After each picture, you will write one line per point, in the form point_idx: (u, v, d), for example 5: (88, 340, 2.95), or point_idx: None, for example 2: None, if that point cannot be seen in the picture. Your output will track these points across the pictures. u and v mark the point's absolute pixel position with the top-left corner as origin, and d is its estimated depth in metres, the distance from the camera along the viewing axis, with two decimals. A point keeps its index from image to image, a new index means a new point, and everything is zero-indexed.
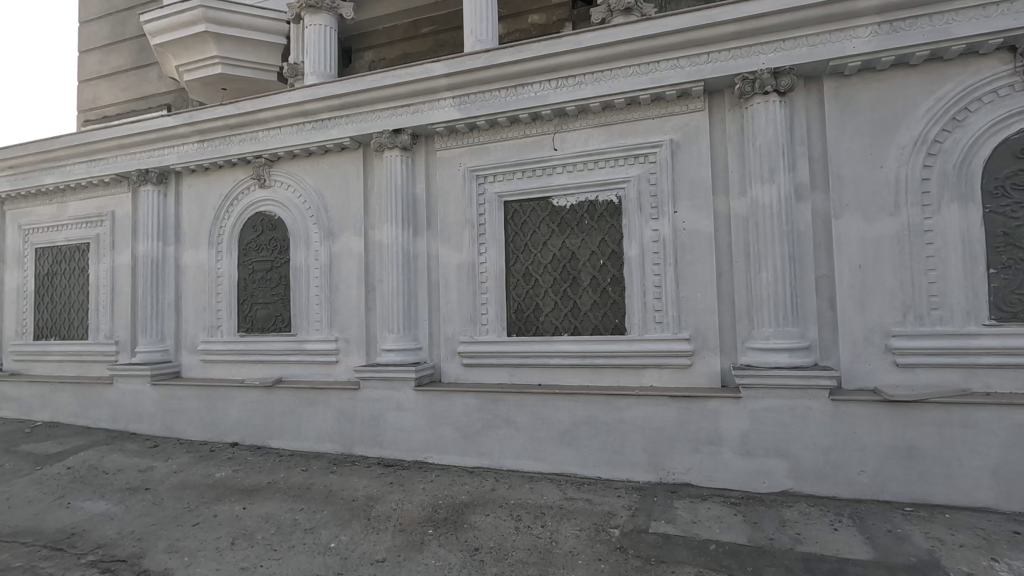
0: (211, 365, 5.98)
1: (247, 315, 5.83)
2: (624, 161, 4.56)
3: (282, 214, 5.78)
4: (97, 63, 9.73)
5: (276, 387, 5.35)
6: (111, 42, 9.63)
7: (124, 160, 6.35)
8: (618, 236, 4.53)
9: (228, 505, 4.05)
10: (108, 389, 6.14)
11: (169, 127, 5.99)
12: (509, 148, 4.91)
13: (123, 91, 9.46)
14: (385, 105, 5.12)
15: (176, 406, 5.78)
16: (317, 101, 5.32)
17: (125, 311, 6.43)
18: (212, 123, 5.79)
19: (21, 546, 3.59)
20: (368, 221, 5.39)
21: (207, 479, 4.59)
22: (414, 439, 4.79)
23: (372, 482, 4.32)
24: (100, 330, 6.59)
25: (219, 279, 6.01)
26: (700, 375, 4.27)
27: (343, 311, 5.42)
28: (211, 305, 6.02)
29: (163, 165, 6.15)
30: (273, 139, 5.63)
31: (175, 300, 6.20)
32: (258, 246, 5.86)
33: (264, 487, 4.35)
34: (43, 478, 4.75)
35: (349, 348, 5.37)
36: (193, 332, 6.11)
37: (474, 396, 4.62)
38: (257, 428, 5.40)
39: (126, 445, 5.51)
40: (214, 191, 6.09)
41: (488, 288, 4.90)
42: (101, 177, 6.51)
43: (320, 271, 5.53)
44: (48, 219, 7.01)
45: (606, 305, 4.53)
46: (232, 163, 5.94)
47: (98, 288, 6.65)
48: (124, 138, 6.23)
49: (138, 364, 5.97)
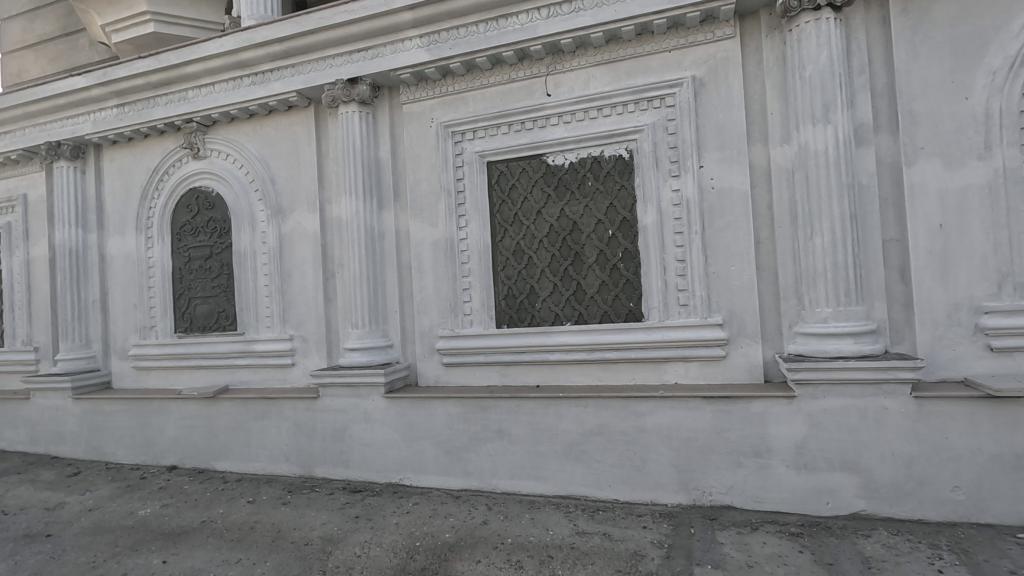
0: (146, 373, 5.03)
1: (185, 312, 4.88)
2: (635, 106, 3.66)
3: (221, 189, 4.80)
4: (19, 31, 8.43)
5: (219, 399, 4.43)
6: (32, 5, 8.35)
7: (32, 132, 5.33)
8: (630, 199, 3.65)
9: (144, 558, 3.15)
10: (25, 405, 5.19)
11: (80, 89, 4.97)
12: (492, 98, 3.98)
13: (49, 61, 8.21)
14: (337, 50, 4.14)
15: (104, 424, 4.84)
16: (254, 48, 4.33)
17: (44, 312, 5.46)
18: (130, 83, 4.79)
19: None
20: (322, 194, 4.45)
21: (127, 519, 3.68)
22: (386, 458, 3.92)
23: (333, 518, 3.44)
24: (16, 335, 5.60)
25: (150, 270, 5.04)
26: (737, 368, 3.43)
27: (298, 304, 4.50)
28: (142, 302, 5.05)
29: (77, 136, 5.13)
30: (205, 98, 4.64)
31: (101, 298, 5.23)
32: (194, 228, 4.89)
33: (197, 529, 3.45)
34: None
35: (306, 348, 4.47)
36: (123, 335, 5.15)
37: (457, 403, 3.75)
38: (199, 448, 4.49)
39: (40, 474, 4.58)
40: (141, 165, 5.11)
41: (471, 269, 4.00)
42: (7, 154, 5.49)
43: (268, 256, 4.59)
44: None
45: (616, 286, 3.66)
46: (158, 130, 4.95)
47: (12, 286, 5.65)
48: (29, 105, 5.20)
49: (57, 375, 5.02)
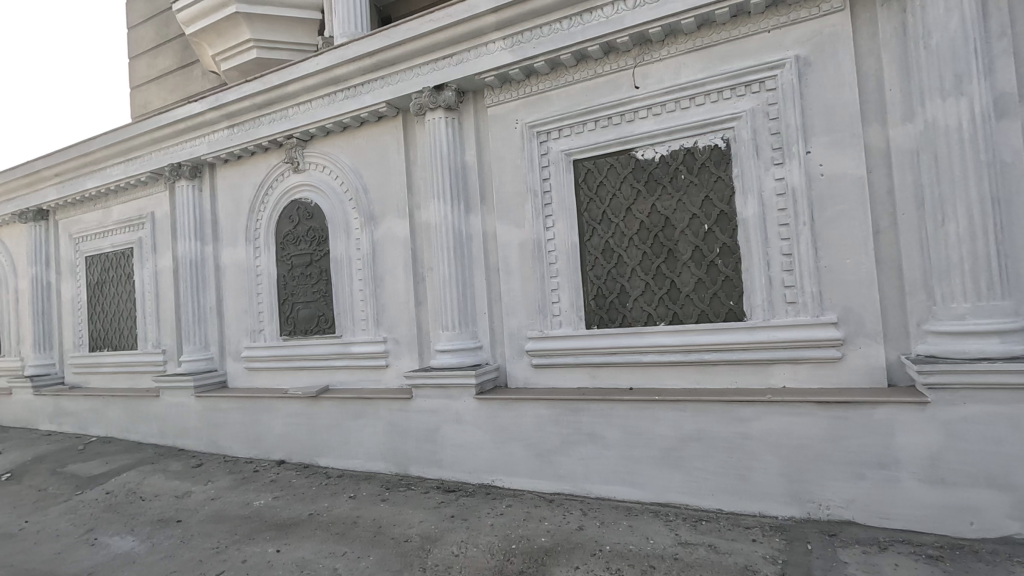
0: (256, 374, 5.41)
1: (289, 316, 5.20)
2: (731, 92, 3.45)
3: (319, 200, 5.08)
4: (145, 67, 9.41)
5: (320, 399, 4.68)
6: (154, 43, 9.29)
7: (157, 156, 5.92)
8: (727, 191, 3.45)
9: (260, 546, 3.36)
10: (155, 403, 5.76)
11: (197, 114, 5.45)
12: (576, 95, 3.91)
13: (169, 92, 9.10)
14: (424, 59, 4.25)
15: (221, 420, 5.26)
16: (346, 64, 4.54)
17: (169, 318, 6.03)
18: (239, 105, 5.18)
19: None
20: (412, 200, 4.58)
21: (244, 509, 3.96)
22: (477, 459, 3.95)
23: (429, 516, 3.51)
24: (147, 339, 6.24)
25: (258, 278, 5.43)
26: (855, 371, 3.13)
27: (391, 307, 4.66)
28: (252, 308, 5.44)
29: (195, 157, 5.63)
30: (303, 114, 4.92)
31: (216, 304, 5.69)
32: (296, 237, 5.21)
33: (305, 521, 3.65)
34: (79, 507, 4.34)
35: (399, 350, 4.61)
36: (236, 339, 5.58)
37: (548, 405, 3.70)
38: (304, 445, 4.76)
39: (170, 464, 5.05)
40: (248, 181, 5.51)
41: (559, 269, 3.95)
42: (138, 176, 6.13)
43: (363, 262, 4.79)
44: (95, 225, 6.76)
45: (714, 284, 3.47)
46: (263, 147, 5.32)
47: (144, 295, 6.30)
48: (155, 132, 5.78)
49: (181, 375, 5.51)
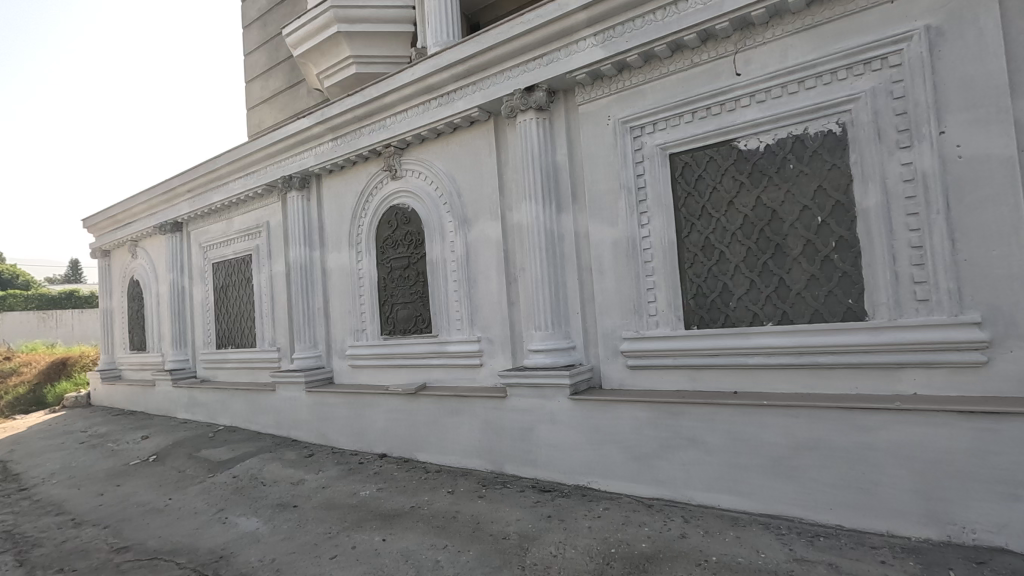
0: (359, 371, 5.74)
1: (389, 316, 5.46)
2: (846, 72, 3.17)
3: (415, 205, 5.28)
4: (259, 89, 10.30)
5: (419, 395, 4.86)
6: (266, 67, 10.13)
7: (272, 170, 6.45)
8: (844, 179, 3.17)
9: (368, 534, 3.55)
10: (272, 396, 6.27)
11: (305, 129, 5.88)
12: (671, 86, 3.77)
13: (279, 110, 9.89)
14: (515, 61, 4.29)
15: (329, 414, 5.63)
16: (440, 72, 4.69)
17: (283, 318, 6.55)
18: (342, 118, 5.52)
19: (173, 569, 3.43)
20: (504, 202, 4.64)
21: (352, 498, 4.21)
22: (572, 460, 3.92)
23: (526, 514, 3.54)
24: (265, 338, 6.81)
25: (360, 280, 5.75)
26: (1004, 378, 2.76)
27: (485, 307, 4.75)
28: (355, 309, 5.78)
29: (304, 169, 6.07)
30: (400, 123, 5.15)
31: (324, 305, 6.09)
32: (395, 241, 5.46)
33: (407, 513, 3.81)
34: (212, 489, 4.82)
35: (493, 349, 4.69)
36: (341, 338, 5.94)
37: (645, 408, 3.60)
38: (404, 439, 4.97)
39: (286, 453, 5.48)
40: (351, 189, 5.85)
41: (655, 268, 3.83)
42: (255, 189, 6.71)
43: (457, 264, 4.93)
44: (219, 235, 7.49)
45: (829, 281, 3.21)
46: (364, 157, 5.63)
47: (261, 297, 6.89)
48: (270, 148, 6.30)
49: (294, 371, 5.96)
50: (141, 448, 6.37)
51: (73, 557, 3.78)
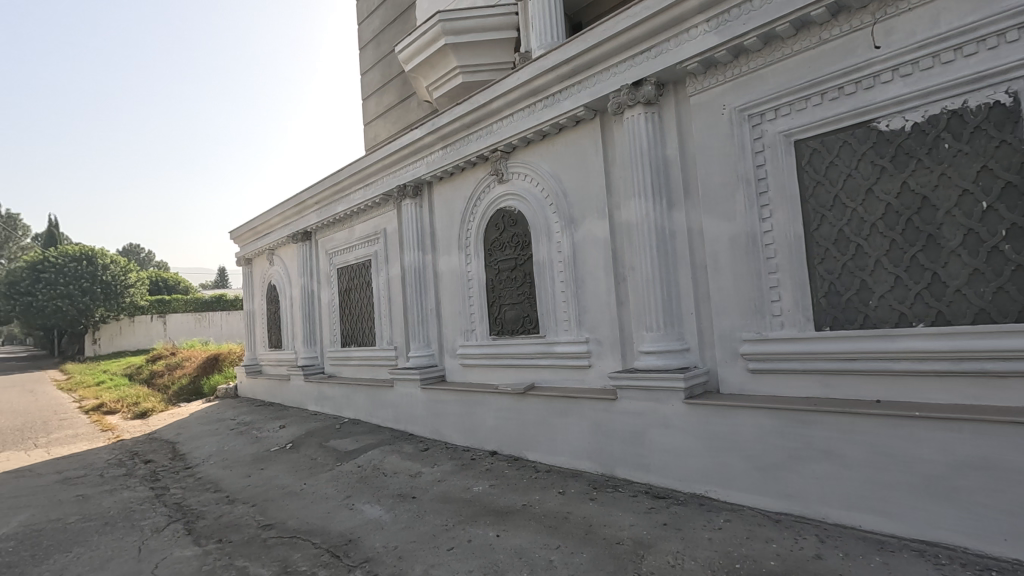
0: (470, 369, 5.93)
1: (498, 317, 5.59)
2: (1018, 33, 2.73)
3: (522, 207, 5.36)
4: (374, 105, 11.03)
5: (528, 395, 4.92)
6: (381, 83, 10.83)
7: (388, 179, 6.87)
8: (1017, 157, 2.73)
9: (482, 529, 3.65)
10: (390, 392, 6.68)
11: (418, 140, 6.20)
12: (796, 67, 3.48)
13: (392, 123, 10.52)
14: (621, 56, 4.20)
15: (442, 410, 5.88)
16: (545, 74, 4.72)
17: (399, 319, 6.95)
18: (451, 126, 5.74)
19: (311, 547, 3.76)
20: (611, 200, 4.56)
21: (466, 492, 4.35)
22: (688, 466, 3.75)
23: (640, 521, 3.44)
24: (383, 337, 7.27)
25: (469, 282, 5.94)
26: None
27: (593, 308, 4.70)
28: (465, 309, 5.99)
29: (417, 178, 6.40)
30: (506, 128, 5.25)
31: (436, 307, 6.37)
32: (502, 244, 5.58)
33: (519, 511, 3.86)
34: (340, 476, 5.23)
35: (602, 350, 4.63)
36: (452, 338, 6.18)
37: (770, 414, 3.35)
38: (513, 437, 5.06)
39: (403, 446, 5.80)
40: (460, 195, 6.07)
41: (778, 264, 3.56)
42: (373, 199, 7.19)
43: (564, 265, 4.92)
44: (342, 242, 8.12)
45: (998, 275, 2.78)
46: (472, 162, 5.81)
47: (380, 299, 7.37)
48: (387, 159, 6.73)
49: (410, 369, 6.30)
50: (280, 436, 7.08)
51: (229, 530, 4.28)
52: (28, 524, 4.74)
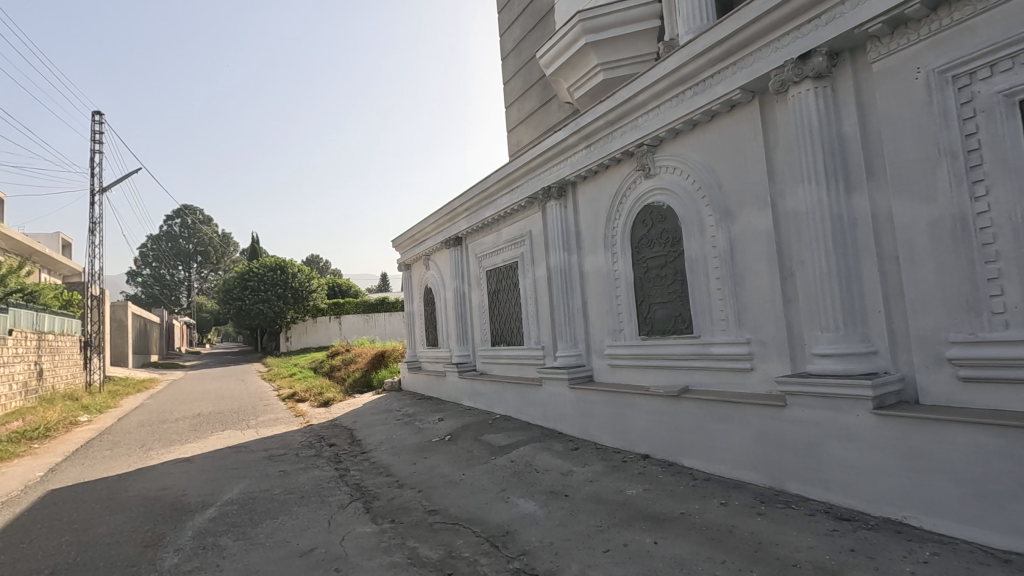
0: (618, 370, 5.82)
1: (647, 316, 5.41)
2: None
3: (671, 201, 5.13)
4: (517, 112, 11.37)
5: (682, 398, 4.69)
6: (522, 90, 11.12)
7: (533, 182, 7.04)
8: None
9: (639, 534, 3.55)
10: (539, 390, 6.82)
11: (562, 141, 6.25)
12: (1020, 11, 2.87)
13: (534, 128, 10.75)
14: (784, 28, 3.82)
15: (591, 410, 5.85)
16: (695, 59, 4.46)
17: (546, 319, 7.07)
18: (595, 124, 5.70)
19: (471, 535, 3.97)
20: (774, 188, 4.16)
21: (619, 495, 4.27)
22: (879, 486, 3.28)
23: (819, 543, 3.08)
24: (531, 336, 7.46)
25: (616, 281, 5.84)
26: None
27: (755, 306, 4.33)
28: (612, 309, 5.90)
29: (561, 179, 6.46)
30: (653, 120, 5.07)
31: (582, 306, 6.37)
32: (650, 240, 5.39)
33: (677, 519, 3.69)
34: (495, 469, 5.47)
35: (766, 352, 4.25)
36: (600, 337, 6.13)
37: (991, 432, 2.80)
38: (667, 442, 4.86)
39: (554, 444, 5.88)
40: (604, 192, 5.99)
41: (998, 251, 2.97)
42: (519, 202, 7.40)
43: (719, 260, 4.61)
44: (490, 245, 8.49)
45: None
46: (617, 159, 5.70)
47: (527, 300, 7.57)
48: (532, 163, 6.90)
49: (558, 368, 6.37)
50: (439, 428, 7.61)
51: (400, 512, 4.69)
52: (245, 491, 5.66)
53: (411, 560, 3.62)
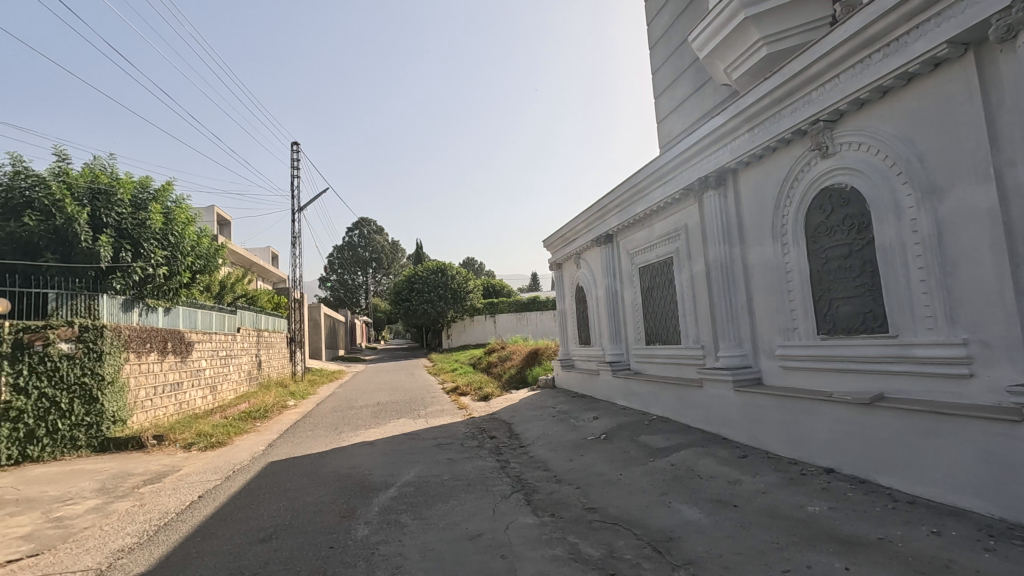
0: (792, 373, 5.27)
1: (828, 313, 4.82)
2: None
3: (856, 182, 4.50)
4: (668, 101, 10.90)
5: (876, 407, 4.10)
6: (673, 77, 10.62)
7: (688, 173, 6.68)
8: None
9: (825, 557, 3.18)
10: (699, 392, 6.46)
11: (721, 126, 5.86)
12: None
13: (687, 116, 10.21)
14: None
15: (760, 416, 5.39)
16: (885, 16, 3.86)
17: (706, 316, 6.67)
18: (761, 104, 5.24)
19: (633, 538, 3.89)
20: (999, 156, 3.43)
21: (798, 511, 3.87)
22: None
23: None
24: (689, 335, 7.10)
25: (788, 275, 5.30)
26: None
27: (973, 299, 3.62)
28: (784, 305, 5.37)
29: (720, 167, 6.04)
30: (831, 92, 4.50)
31: (747, 303, 5.89)
32: (830, 228, 4.80)
33: (874, 545, 3.24)
34: (654, 472, 5.30)
35: (991, 356, 3.53)
36: (769, 337, 5.61)
37: None
38: (857, 456, 4.29)
39: (718, 450, 5.52)
40: (772, 178, 5.47)
41: None
42: (673, 195, 7.08)
43: (923, 247, 3.93)
44: (643, 241, 8.25)
45: None
46: (786, 140, 5.16)
47: (684, 297, 7.22)
48: (687, 152, 6.56)
49: (721, 369, 5.97)
50: (594, 426, 7.60)
51: (559, 506, 4.78)
52: (419, 475, 6.21)
53: (572, 556, 3.66)
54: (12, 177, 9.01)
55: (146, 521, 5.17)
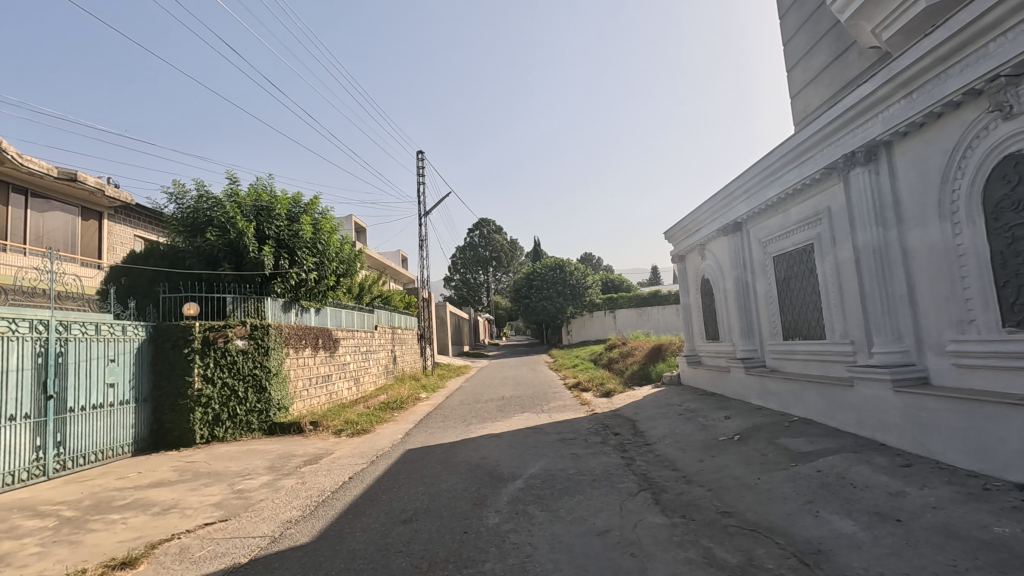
0: (970, 372, 4.56)
1: (1017, 302, 4.10)
2: None
3: None
4: (802, 73, 9.94)
5: None
6: (808, 47, 9.66)
7: (830, 151, 6.05)
8: None
9: None
10: (850, 392, 5.83)
11: (871, 95, 5.23)
12: None
13: (827, 87, 9.23)
14: None
15: (928, 420, 4.73)
16: None
17: (855, 308, 6.01)
18: (920, 66, 4.61)
19: (775, 547, 3.63)
20: None
21: (982, 532, 3.35)
22: None
23: None
24: (836, 330, 6.44)
25: (961, 259, 4.59)
26: None
27: None
28: (956, 294, 4.66)
29: (869, 140, 5.38)
30: (1013, 42, 3.83)
31: (907, 292, 5.19)
32: (1018, 202, 4.07)
33: None
34: (798, 478, 4.89)
35: None
36: (937, 331, 4.91)
37: None
38: None
39: (875, 457, 4.93)
40: (937, 148, 4.77)
41: None
42: (812, 175, 6.46)
43: None
44: (777, 228, 7.63)
45: None
46: (955, 103, 4.48)
47: (828, 287, 6.56)
48: (829, 127, 5.95)
49: (876, 367, 5.34)
50: (725, 427, 7.20)
51: (691, 508, 4.59)
52: (544, 469, 6.32)
53: (708, 560, 3.51)
54: (197, 201, 10.78)
55: (308, 497, 5.85)
